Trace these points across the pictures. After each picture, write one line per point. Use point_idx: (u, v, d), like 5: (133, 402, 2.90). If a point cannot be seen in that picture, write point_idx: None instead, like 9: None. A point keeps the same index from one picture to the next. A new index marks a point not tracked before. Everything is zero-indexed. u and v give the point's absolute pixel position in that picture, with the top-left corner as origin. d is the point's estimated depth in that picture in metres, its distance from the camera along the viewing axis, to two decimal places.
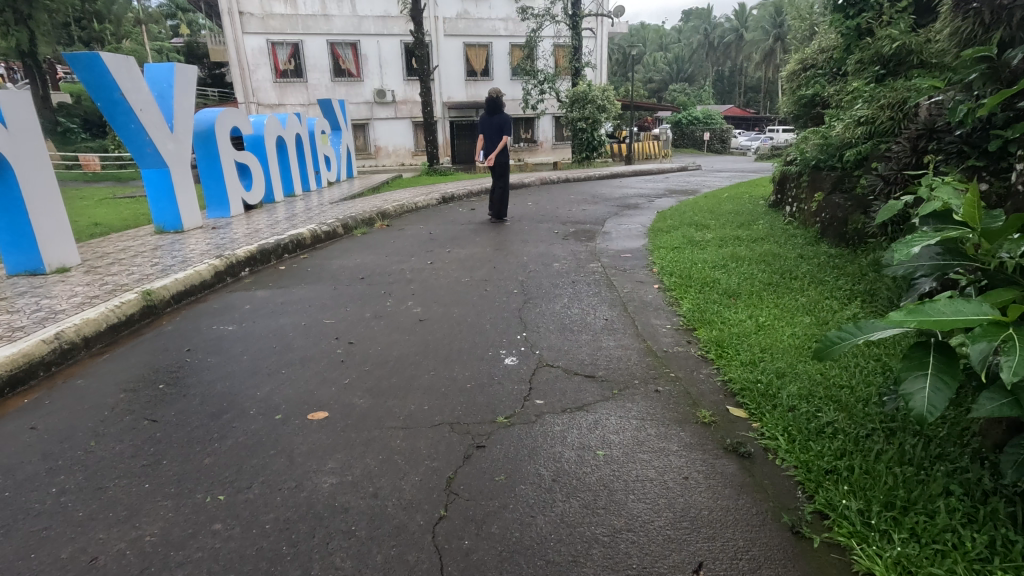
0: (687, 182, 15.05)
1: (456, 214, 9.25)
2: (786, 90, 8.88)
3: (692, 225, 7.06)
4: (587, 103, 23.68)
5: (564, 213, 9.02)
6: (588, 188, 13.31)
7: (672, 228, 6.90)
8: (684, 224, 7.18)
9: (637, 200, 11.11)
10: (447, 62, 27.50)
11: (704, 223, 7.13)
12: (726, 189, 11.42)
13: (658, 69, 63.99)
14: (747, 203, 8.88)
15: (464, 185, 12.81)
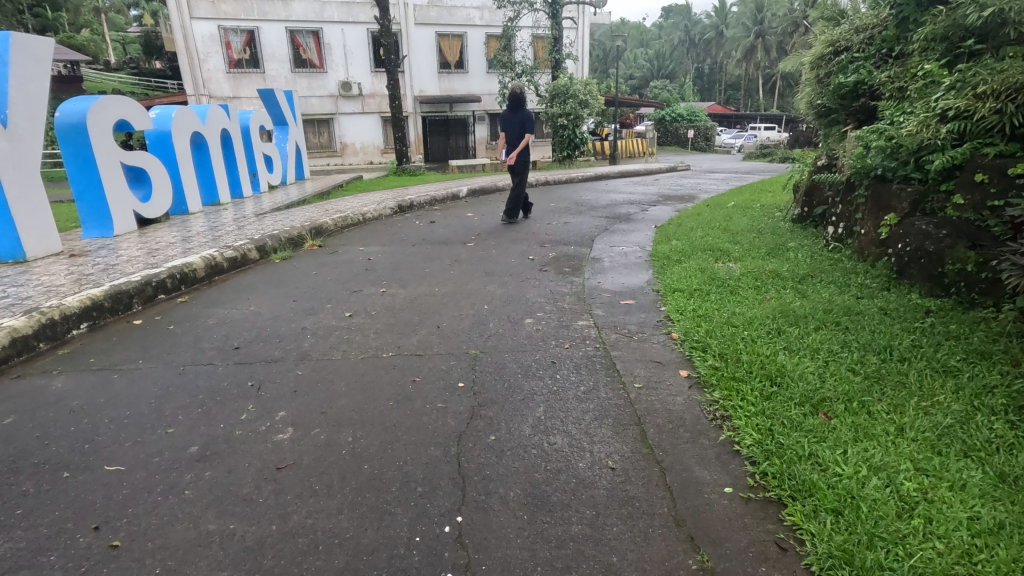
0: (679, 185, 13.52)
1: (410, 229, 7.55)
2: (810, 80, 7.33)
3: (705, 248, 5.51)
4: (568, 98, 22.18)
5: (542, 227, 7.44)
6: (571, 193, 11.74)
7: (681, 254, 5.34)
8: (696, 246, 5.62)
9: (628, 209, 9.56)
10: (418, 53, 25.65)
11: (721, 245, 5.58)
12: (733, 197, 9.90)
13: (638, 65, 62.72)
14: (764, 217, 7.38)
15: (428, 190, 11.12)
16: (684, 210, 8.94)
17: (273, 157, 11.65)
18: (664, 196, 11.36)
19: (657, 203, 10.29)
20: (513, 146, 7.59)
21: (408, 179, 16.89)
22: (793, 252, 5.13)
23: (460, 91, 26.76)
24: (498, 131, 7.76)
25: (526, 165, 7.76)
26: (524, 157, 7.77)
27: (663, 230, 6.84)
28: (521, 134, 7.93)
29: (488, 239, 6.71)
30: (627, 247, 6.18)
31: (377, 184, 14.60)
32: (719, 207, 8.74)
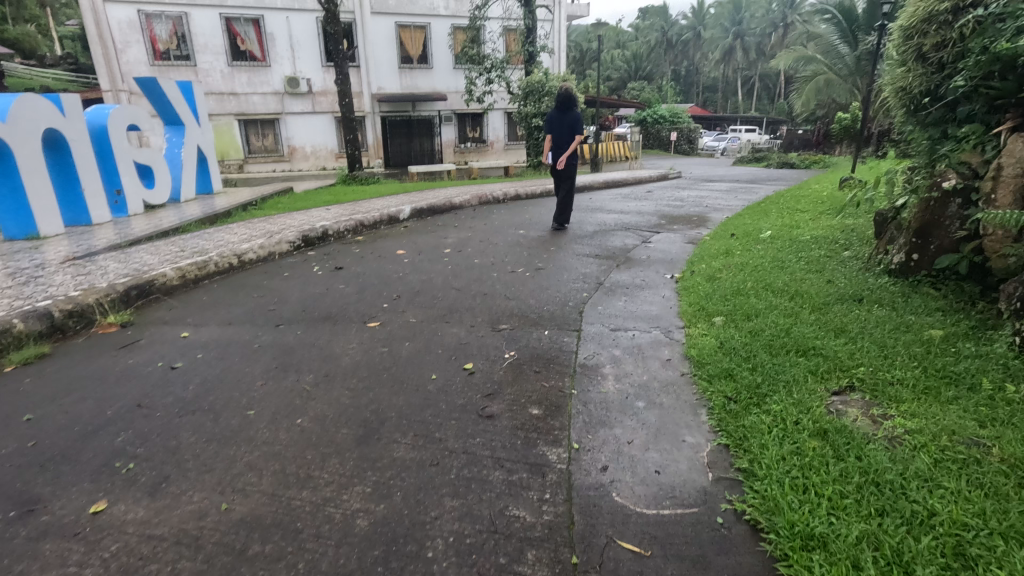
0: (680, 199, 11.07)
1: (298, 285, 4.89)
2: (905, 53, 4.87)
3: (785, 348, 3.06)
4: (544, 95, 19.87)
5: (502, 281, 4.83)
6: (546, 213, 9.17)
7: (750, 365, 2.86)
8: (763, 341, 3.17)
9: (623, 238, 7.01)
10: (377, 46, 22.86)
11: (809, 338, 3.14)
12: (759, 223, 7.48)
13: (616, 66, 60.75)
14: (833, 265, 4.95)
15: (358, 209, 8.47)
16: (703, 244, 6.45)
17: (154, 168, 8.86)
18: (666, 216, 8.83)
19: (660, 229, 7.74)
20: (560, 150, 7.32)
21: (353, 189, 14.11)
22: (956, 363, 2.73)
23: (425, 88, 24.04)
24: (543, 132, 7.45)
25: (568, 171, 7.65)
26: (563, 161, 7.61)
27: (691, 291, 4.35)
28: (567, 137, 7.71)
29: (407, 309, 4.09)
30: (639, 331, 3.62)
31: (309, 198, 11.81)
32: (753, 241, 6.27)
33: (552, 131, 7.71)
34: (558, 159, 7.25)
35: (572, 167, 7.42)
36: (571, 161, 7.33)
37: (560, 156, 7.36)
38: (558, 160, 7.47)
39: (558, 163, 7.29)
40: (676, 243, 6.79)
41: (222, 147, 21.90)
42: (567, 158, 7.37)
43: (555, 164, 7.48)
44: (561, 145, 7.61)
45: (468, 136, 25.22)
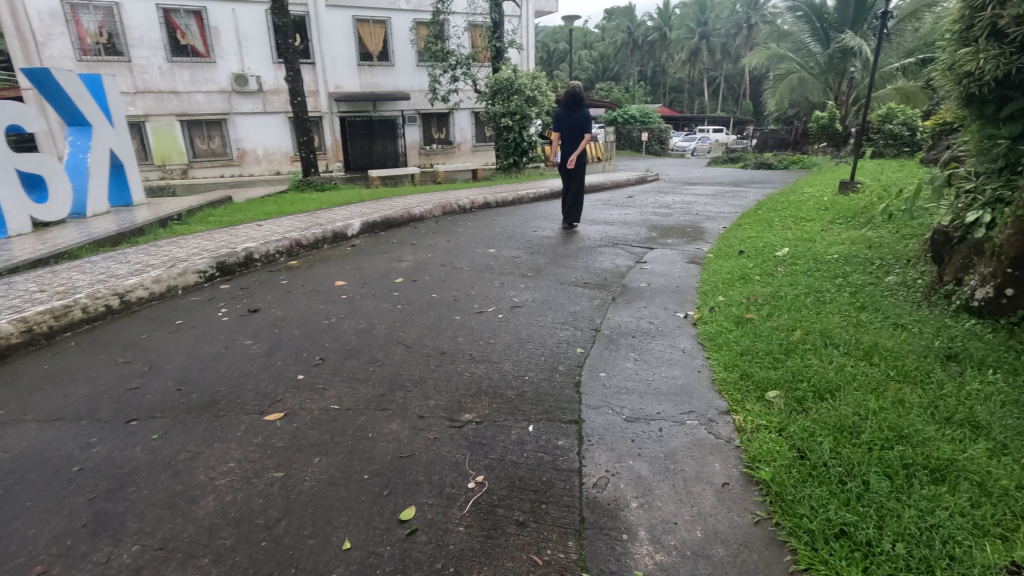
0: (664, 205, 10.07)
1: (187, 341, 3.58)
2: (969, 29, 3.87)
3: (906, 463, 1.95)
4: (513, 94, 18.84)
5: (466, 330, 3.63)
6: (519, 224, 7.99)
7: (872, 512, 1.74)
8: (865, 448, 2.06)
9: (613, 257, 5.90)
10: (334, 42, 21.39)
11: (933, 441, 2.05)
12: (766, 236, 6.46)
13: (584, 67, 60.13)
14: (884, 297, 3.92)
15: (297, 224, 7.14)
16: (710, 266, 5.36)
17: (47, 177, 7.34)
18: (655, 227, 7.76)
19: (654, 245, 6.64)
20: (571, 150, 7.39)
21: (303, 197, 12.64)
22: None
23: (386, 87, 22.64)
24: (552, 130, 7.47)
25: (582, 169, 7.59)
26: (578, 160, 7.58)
27: (719, 345, 3.22)
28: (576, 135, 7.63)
29: (328, 386, 2.85)
30: (667, 421, 2.47)
31: (248, 208, 10.34)
32: (771, 262, 5.21)
33: (560, 130, 7.73)
34: (569, 157, 7.28)
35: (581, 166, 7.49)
36: (581, 160, 7.36)
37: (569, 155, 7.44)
38: (567, 159, 7.52)
39: (568, 162, 7.31)
40: (677, 264, 5.69)
41: (164, 149, 19.99)
42: (576, 157, 7.41)
43: (564, 164, 7.54)
44: (569, 145, 7.68)
45: (433, 138, 23.90)
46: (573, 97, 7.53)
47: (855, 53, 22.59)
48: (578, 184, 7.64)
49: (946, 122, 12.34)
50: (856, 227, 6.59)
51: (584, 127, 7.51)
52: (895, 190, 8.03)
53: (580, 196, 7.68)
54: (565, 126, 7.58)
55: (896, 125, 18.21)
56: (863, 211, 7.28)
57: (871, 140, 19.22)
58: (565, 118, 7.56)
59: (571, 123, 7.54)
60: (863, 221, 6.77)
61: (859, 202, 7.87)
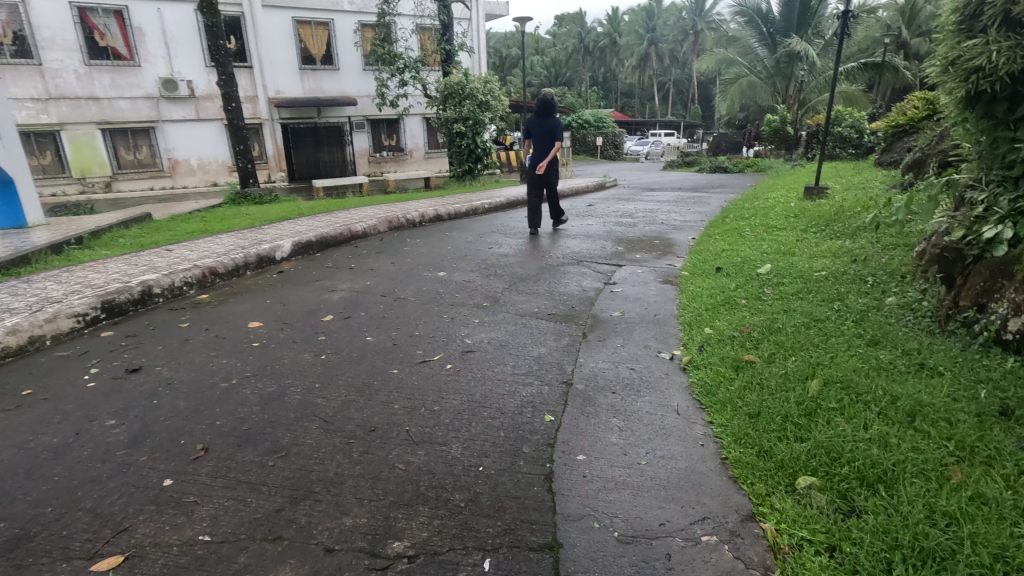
0: (627, 213, 9.55)
1: (26, 423, 2.68)
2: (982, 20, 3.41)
3: None
4: (464, 99, 18.12)
5: (405, 392, 2.87)
6: (474, 241, 7.26)
7: None
8: None
9: (578, 279, 5.26)
10: (272, 44, 20.14)
11: None
12: (741, 250, 5.97)
13: (537, 73, 60.06)
14: (892, 325, 3.43)
15: (215, 246, 6.17)
16: (687, 289, 4.78)
17: None
18: (621, 239, 7.18)
19: (621, 261, 6.03)
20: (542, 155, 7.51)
21: (237, 212, 11.52)
22: None
23: (331, 92, 21.50)
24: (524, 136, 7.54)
25: (553, 174, 7.69)
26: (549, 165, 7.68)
27: (722, 405, 2.61)
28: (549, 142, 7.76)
29: (203, 499, 2.04)
30: (680, 541, 1.80)
31: (169, 227, 9.20)
32: (754, 280, 4.68)
33: (533, 136, 7.88)
34: (539, 163, 7.38)
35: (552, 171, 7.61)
36: (551, 165, 7.46)
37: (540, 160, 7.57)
38: (538, 164, 7.62)
39: (539, 167, 7.40)
40: (649, 285, 5.08)
41: (83, 161, 18.23)
42: (547, 162, 7.50)
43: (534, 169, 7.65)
44: (541, 150, 7.77)
45: (383, 145, 22.91)
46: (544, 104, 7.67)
47: (800, 57, 22.88)
48: (549, 189, 7.74)
49: (901, 124, 12.35)
50: (832, 238, 6.20)
51: (556, 133, 7.63)
52: (864, 196, 7.74)
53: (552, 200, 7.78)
54: (537, 133, 7.72)
55: (845, 127, 18.49)
56: (836, 219, 6.92)
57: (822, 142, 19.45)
58: (537, 124, 7.68)
59: (543, 129, 7.67)
60: (840, 231, 6.37)
61: (830, 209, 7.53)
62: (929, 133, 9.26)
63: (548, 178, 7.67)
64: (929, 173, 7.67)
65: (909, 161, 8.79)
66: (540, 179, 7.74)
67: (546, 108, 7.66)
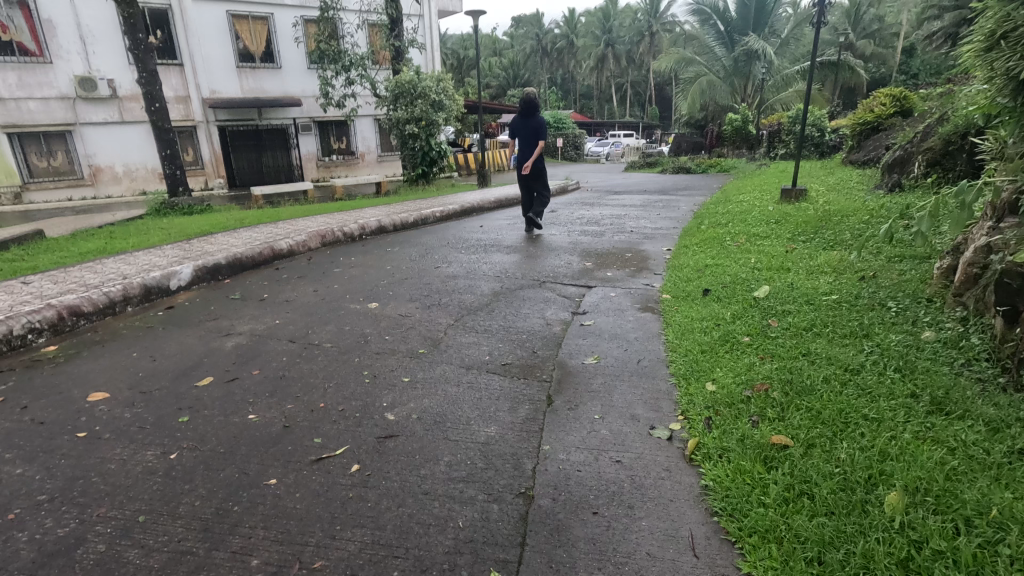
0: (592, 220, 8.73)
1: None
2: None
3: None
4: (416, 98, 17.02)
5: (278, 528, 1.88)
6: (419, 258, 6.26)
7: None
8: None
9: (540, 308, 4.35)
10: (205, 40, 18.55)
11: None
12: (726, 265, 5.18)
13: (494, 74, 59.55)
14: (948, 376, 2.64)
15: (92, 274, 4.98)
16: (673, 319, 3.91)
17: None
18: (587, 252, 6.30)
19: (590, 282, 5.14)
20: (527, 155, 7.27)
21: (153, 225, 10.11)
22: None
23: (273, 92, 20.03)
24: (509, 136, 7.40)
25: (540, 174, 7.44)
26: (537, 164, 7.44)
27: (763, 537, 1.74)
28: (535, 141, 7.52)
29: None
30: None
31: (61, 246, 7.80)
32: (752, 306, 3.85)
33: (518, 136, 7.65)
34: (526, 161, 7.21)
35: (539, 170, 7.38)
36: (536, 164, 7.30)
37: (527, 160, 7.35)
38: (525, 165, 7.47)
39: (525, 166, 7.23)
40: (626, 314, 4.20)
41: None
42: (533, 161, 7.36)
43: (521, 169, 7.42)
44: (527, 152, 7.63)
45: (333, 148, 21.58)
46: (528, 101, 7.41)
47: (759, 56, 23.11)
48: (538, 189, 7.50)
49: (868, 122, 11.94)
50: (824, 249, 5.49)
51: (542, 132, 7.37)
52: (846, 202, 7.12)
53: (540, 202, 7.54)
54: (521, 132, 7.48)
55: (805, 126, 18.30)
56: (824, 228, 6.23)
57: (783, 141, 19.24)
58: (521, 123, 7.46)
59: (527, 128, 7.42)
60: (831, 242, 5.66)
61: (814, 216, 6.85)
62: (906, 130, 8.74)
63: (535, 177, 7.41)
64: (916, 173, 7.07)
65: (888, 161, 8.21)
66: (527, 179, 7.50)
67: (530, 105, 7.40)
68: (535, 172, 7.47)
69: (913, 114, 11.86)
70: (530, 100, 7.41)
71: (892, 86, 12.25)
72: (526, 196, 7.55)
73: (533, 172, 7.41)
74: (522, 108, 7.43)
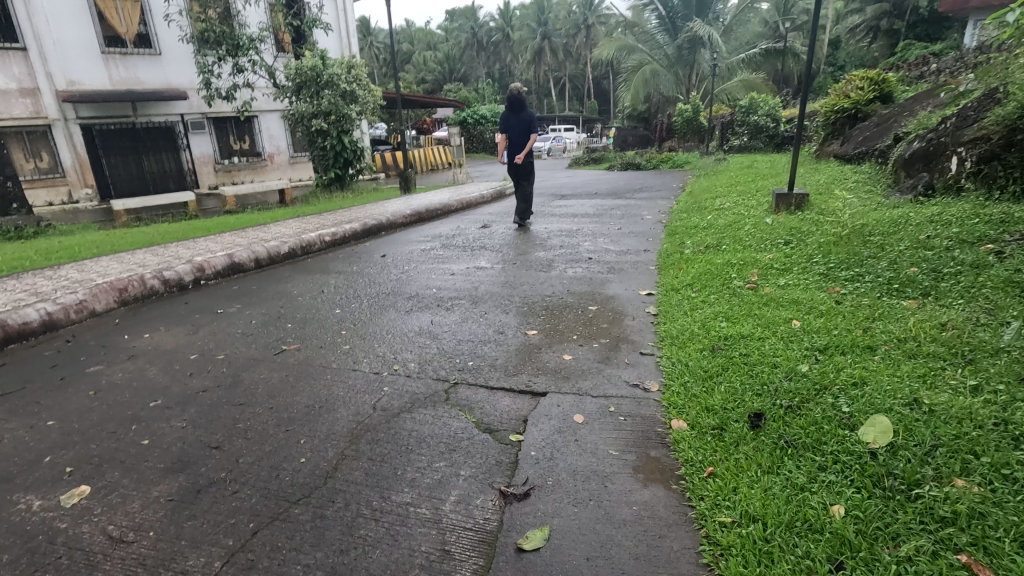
0: (538, 242, 6.59)
1: None
2: None
3: None
4: (323, 88, 14.37)
5: None
6: (262, 327, 3.91)
7: None
8: None
9: (440, 479, 2.14)
10: (54, 19, 14.52)
11: None
12: (759, 334, 3.15)
13: (430, 68, 56.97)
14: None
15: None
16: (725, 520, 1.82)
17: None
18: (530, 306, 4.11)
19: (531, 383, 2.93)
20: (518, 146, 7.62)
21: None
22: None
23: (152, 84, 16.54)
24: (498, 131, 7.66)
25: (531, 165, 7.79)
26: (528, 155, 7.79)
27: None
28: (525, 135, 7.91)
29: None
30: None
31: None
32: (885, 483, 1.82)
33: (506, 130, 8.01)
34: (516, 154, 7.44)
35: (529, 161, 7.75)
36: (527, 155, 7.68)
37: (518, 152, 7.68)
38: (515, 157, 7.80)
39: (516, 158, 7.46)
40: (609, 495, 2.02)
41: None
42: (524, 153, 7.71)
43: (513, 161, 7.75)
44: (516, 145, 7.96)
45: (232, 149, 18.44)
46: (514, 96, 7.75)
47: (703, 44, 21.84)
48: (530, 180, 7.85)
49: (845, 109, 10.38)
50: (892, 297, 3.58)
51: (532, 125, 7.75)
52: (874, 215, 5.31)
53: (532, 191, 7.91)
54: (510, 126, 7.83)
55: (759, 116, 16.99)
56: (866, 255, 4.34)
57: (736, 132, 17.96)
58: (510, 117, 7.80)
59: (516, 121, 7.78)
60: (896, 282, 3.76)
61: (839, 235, 4.94)
62: (917, 117, 7.05)
63: (526, 169, 7.77)
64: (964, 173, 5.28)
65: (903, 155, 6.48)
66: (518, 170, 7.82)
67: (517, 100, 7.75)
68: (526, 164, 7.84)
69: (894, 99, 10.40)
70: (517, 95, 7.76)
71: (868, 68, 10.79)
72: (517, 187, 7.88)
73: (525, 163, 7.74)
74: (509, 103, 7.80)
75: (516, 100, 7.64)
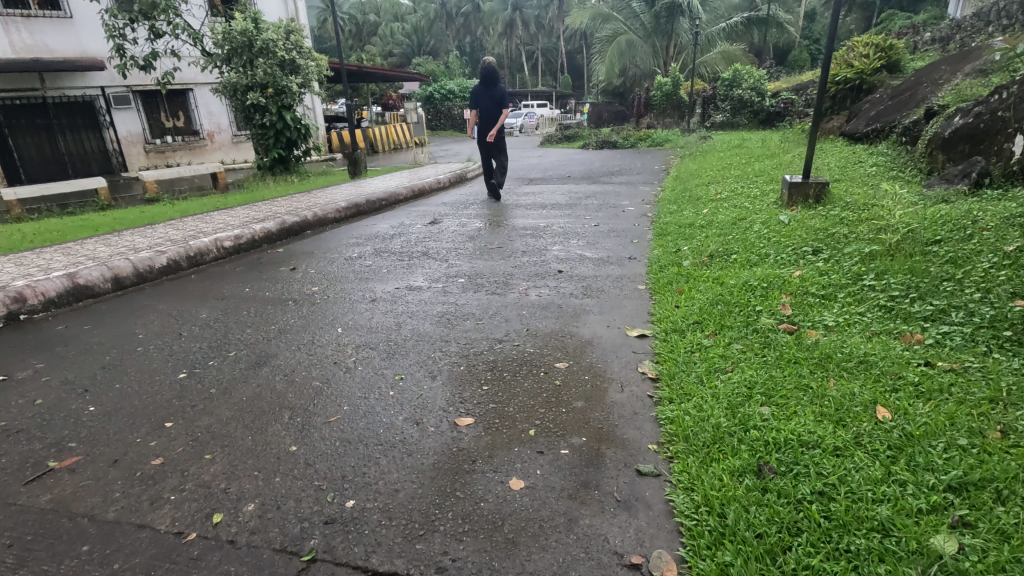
0: (495, 246, 5.23)
1: None
2: None
3: None
4: (255, 57, 12.55)
5: None
6: (50, 411, 2.51)
7: None
8: None
9: None
10: None
11: None
12: (834, 439, 1.93)
13: (396, 41, 54.16)
14: None
15: None
16: None
17: None
18: (473, 366, 2.79)
19: (446, 561, 1.62)
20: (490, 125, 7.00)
21: None
22: None
23: (64, 52, 14.14)
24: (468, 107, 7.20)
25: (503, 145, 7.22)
26: (500, 134, 7.18)
27: None
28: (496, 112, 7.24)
29: None
30: None
31: None
32: None
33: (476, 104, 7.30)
34: (487, 132, 7.04)
35: (501, 141, 7.17)
36: (500, 135, 7.10)
37: (489, 130, 7.06)
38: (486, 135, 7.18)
39: (487, 135, 7.03)
40: None
41: None
42: (496, 131, 7.11)
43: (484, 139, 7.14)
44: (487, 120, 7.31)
45: (166, 126, 16.33)
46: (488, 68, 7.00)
47: (683, 12, 20.43)
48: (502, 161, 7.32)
49: (848, 80, 9.17)
50: (1010, 357, 2.38)
51: (505, 102, 7.07)
52: (925, 213, 4.10)
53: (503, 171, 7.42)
54: (480, 101, 7.12)
55: (744, 89, 15.76)
56: (940, 276, 3.13)
57: (719, 107, 16.75)
58: (481, 91, 7.08)
59: (487, 97, 7.08)
60: (1008, 325, 2.56)
61: (887, 242, 3.74)
62: (954, 87, 5.87)
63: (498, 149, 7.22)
64: None
65: (942, 135, 5.27)
66: (490, 150, 7.24)
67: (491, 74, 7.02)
68: (497, 143, 7.25)
69: (901, 69, 9.24)
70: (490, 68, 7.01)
71: (873, 33, 9.60)
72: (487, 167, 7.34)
73: (496, 142, 7.15)
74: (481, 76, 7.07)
75: (490, 74, 7.16)
